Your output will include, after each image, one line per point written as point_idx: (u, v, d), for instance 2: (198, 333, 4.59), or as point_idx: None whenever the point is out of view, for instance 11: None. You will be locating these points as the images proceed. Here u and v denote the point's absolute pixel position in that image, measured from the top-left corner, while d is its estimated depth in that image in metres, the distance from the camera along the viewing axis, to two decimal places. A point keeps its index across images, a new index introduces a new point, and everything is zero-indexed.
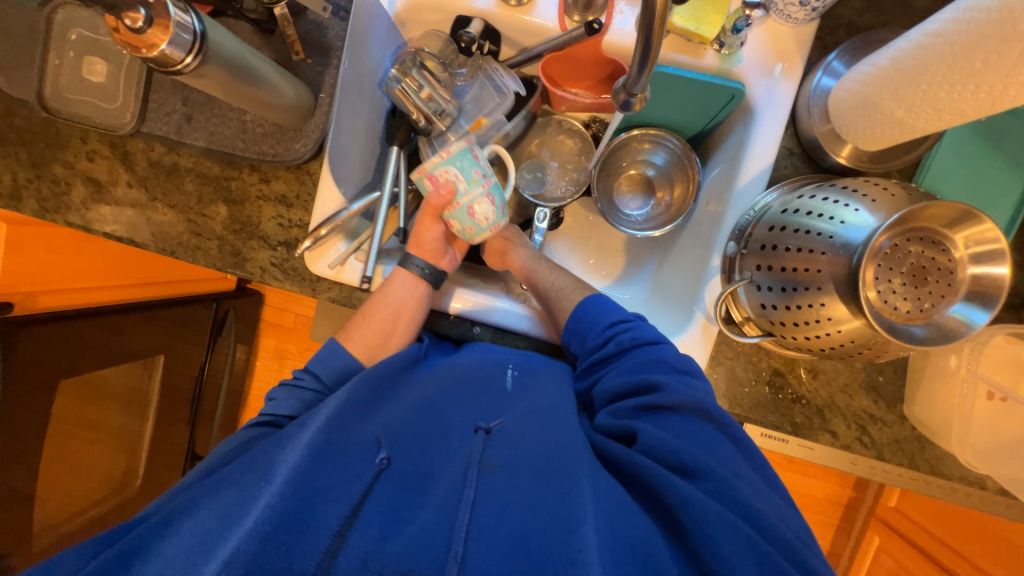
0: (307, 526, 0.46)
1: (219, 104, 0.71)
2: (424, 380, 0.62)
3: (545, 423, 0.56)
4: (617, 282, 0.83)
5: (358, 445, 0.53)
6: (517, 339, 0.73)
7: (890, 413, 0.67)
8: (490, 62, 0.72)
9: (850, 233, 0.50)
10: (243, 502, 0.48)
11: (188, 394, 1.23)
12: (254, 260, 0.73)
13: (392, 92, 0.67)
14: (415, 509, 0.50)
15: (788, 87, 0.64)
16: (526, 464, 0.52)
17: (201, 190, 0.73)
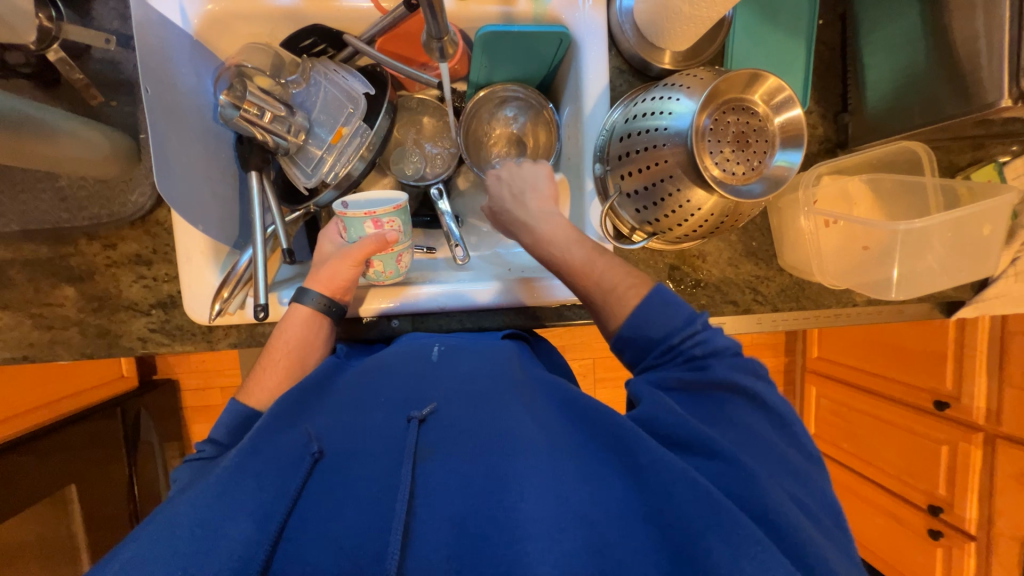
0: (225, 539, 0.43)
1: (23, 178, 0.62)
2: (354, 381, 0.60)
3: (483, 403, 0.55)
4: None
5: (287, 450, 0.50)
6: (438, 318, 0.75)
7: (770, 269, 0.77)
8: (325, 62, 0.70)
9: (678, 121, 0.56)
10: (142, 535, 0.43)
11: (76, 521, 1.13)
12: (130, 333, 0.66)
13: (231, 120, 0.64)
14: (342, 504, 0.46)
15: (600, 16, 0.69)
16: (469, 423, 0.52)
17: (39, 278, 0.64)
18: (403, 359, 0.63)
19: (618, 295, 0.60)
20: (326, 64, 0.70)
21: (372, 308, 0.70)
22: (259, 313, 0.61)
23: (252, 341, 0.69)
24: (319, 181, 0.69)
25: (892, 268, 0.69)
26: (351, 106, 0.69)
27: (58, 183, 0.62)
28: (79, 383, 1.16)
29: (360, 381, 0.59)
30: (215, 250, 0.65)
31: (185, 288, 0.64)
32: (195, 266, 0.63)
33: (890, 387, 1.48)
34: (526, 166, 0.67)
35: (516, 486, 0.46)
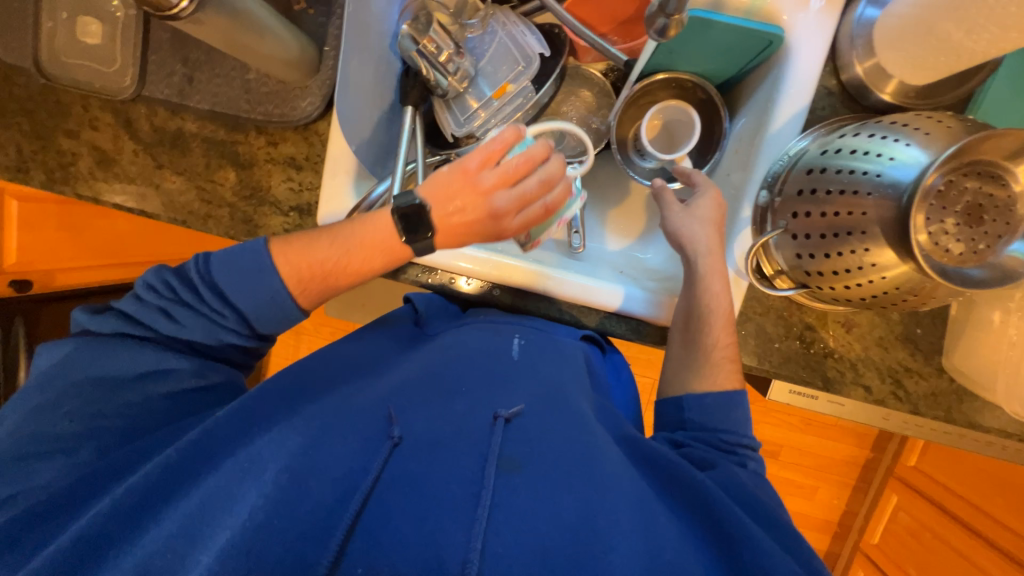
0: (308, 509, 0.42)
1: (221, 64, 0.68)
2: (433, 356, 0.59)
3: (567, 424, 0.51)
4: (639, 242, 0.79)
5: (365, 426, 0.48)
6: (539, 300, 0.71)
7: (925, 365, 0.65)
8: (506, 14, 0.67)
9: (897, 172, 0.47)
10: (222, 494, 0.43)
11: None
12: (267, 227, 0.71)
13: (409, 53, 0.64)
14: (426, 509, 0.42)
15: (829, 23, 0.59)
16: (550, 443, 0.49)
17: (210, 156, 0.70)
18: (478, 340, 0.61)
19: (718, 361, 0.60)
20: (508, 15, 0.67)
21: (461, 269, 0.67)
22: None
23: None
24: (468, 133, 0.68)
25: None
26: (522, 63, 0.66)
27: (247, 74, 0.67)
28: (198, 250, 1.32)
29: (433, 359, 0.58)
30: (358, 172, 0.68)
31: (324, 202, 0.67)
32: (338, 183, 0.67)
33: (999, 534, 1.27)
34: (702, 201, 0.62)
35: (600, 529, 0.43)
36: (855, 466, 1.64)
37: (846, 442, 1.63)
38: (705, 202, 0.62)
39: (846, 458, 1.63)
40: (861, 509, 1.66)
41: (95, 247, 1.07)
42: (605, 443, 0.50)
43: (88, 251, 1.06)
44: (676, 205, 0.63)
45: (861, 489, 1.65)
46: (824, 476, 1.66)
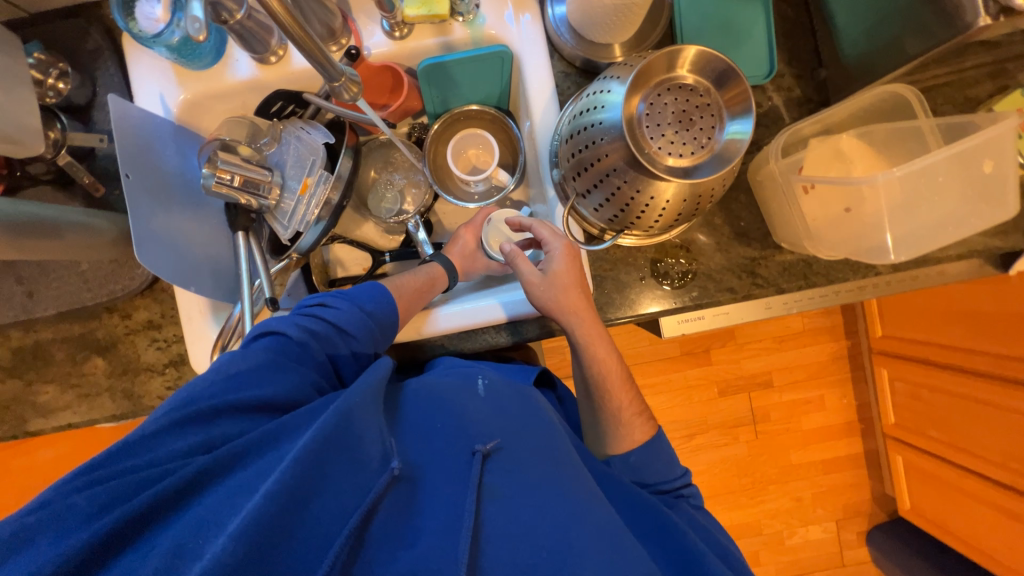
0: (307, 530, 0.43)
1: (52, 268, 0.71)
2: (412, 391, 0.61)
3: (546, 458, 0.57)
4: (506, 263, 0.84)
5: (369, 449, 0.49)
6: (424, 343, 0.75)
7: (767, 249, 0.71)
8: (292, 122, 0.76)
9: (611, 114, 0.54)
10: (229, 504, 0.42)
11: None
12: (150, 392, 0.73)
13: (211, 189, 0.70)
14: (413, 537, 0.48)
15: (536, 27, 0.69)
16: (530, 477, 0.55)
17: (75, 353, 0.73)
18: (449, 380, 0.63)
19: (629, 420, 0.68)
20: (294, 123, 0.76)
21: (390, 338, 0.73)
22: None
23: None
24: (297, 230, 0.73)
25: (884, 234, 0.60)
26: (318, 155, 0.73)
27: (81, 266, 0.71)
28: None
29: (420, 397, 0.60)
30: (213, 308, 0.72)
31: (190, 345, 0.71)
32: (196, 324, 0.71)
33: (972, 360, 1.29)
34: (557, 262, 0.65)
35: (577, 548, 0.50)
36: (843, 359, 1.68)
37: (823, 343, 1.66)
38: (558, 265, 0.65)
39: (831, 356, 1.67)
40: (871, 397, 1.68)
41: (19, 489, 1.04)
42: (577, 471, 0.58)
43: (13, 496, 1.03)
44: (534, 275, 0.66)
45: (860, 377, 1.68)
46: (822, 382, 1.67)
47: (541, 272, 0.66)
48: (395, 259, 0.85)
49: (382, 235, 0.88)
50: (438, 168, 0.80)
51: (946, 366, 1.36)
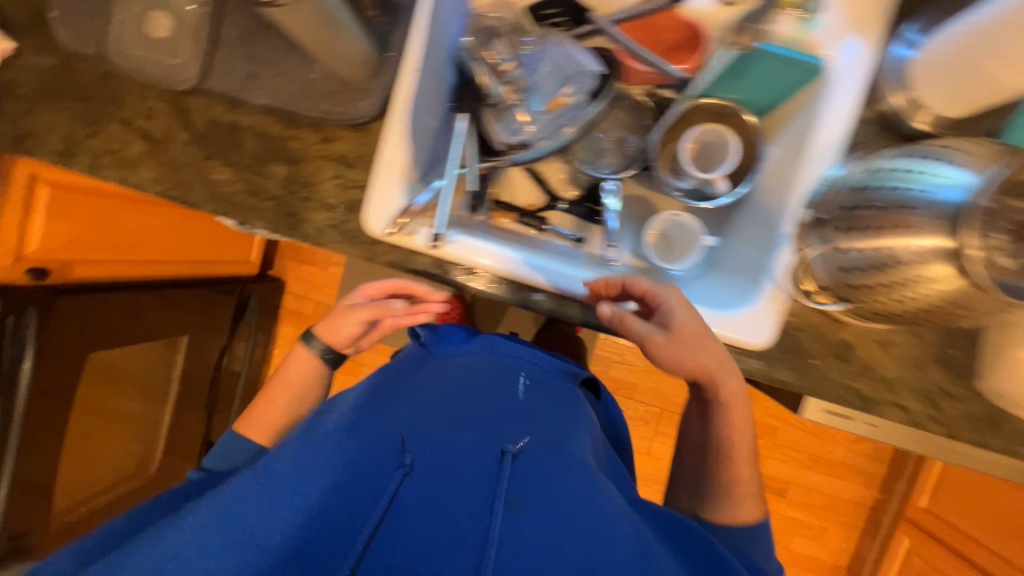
0: (326, 551, 0.40)
1: (283, 63, 0.70)
2: (436, 386, 0.61)
3: (569, 468, 0.51)
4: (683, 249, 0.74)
5: (384, 448, 0.49)
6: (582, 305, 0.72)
7: (961, 388, 0.66)
8: (556, 33, 0.72)
9: (948, 190, 0.49)
10: (255, 506, 0.44)
11: (172, 381, 1.31)
12: (312, 222, 0.72)
13: (471, 63, 0.71)
14: (434, 538, 0.42)
15: (867, 59, 0.64)
16: (544, 475, 0.50)
17: (262, 150, 0.72)
18: (464, 382, 0.63)
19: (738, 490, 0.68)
20: (560, 36, 0.71)
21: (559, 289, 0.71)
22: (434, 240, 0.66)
23: (406, 266, 0.72)
24: (521, 139, 0.71)
25: None
26: (578, 78, 0.70)
27: (309, 73, 0.69)
28: (198, 253, 1.37)
29: (446, 392, 0.60)
30: (406, 171, 0.69)
31: (374, 199, 0.68)
32: (390, 182, 0.68)
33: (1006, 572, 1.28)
34: (683, 313, 0.64)
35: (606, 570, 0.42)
36: (863, 507, 1.68)
37: (853, 481, 1.68)
38: (682, 318, 0.64)
39: (855, 499, 1.68)
40: (870, 554, 1.66)
41: (103, 240, 1.08)
42: (609, 492, 0.51)
43: (98, 244, 1.07)
44: (656, 334, 0.63)
45: (870, 531, 1.67)
46: (833, 518, 1.69)
47: (662, 328, 0.64)
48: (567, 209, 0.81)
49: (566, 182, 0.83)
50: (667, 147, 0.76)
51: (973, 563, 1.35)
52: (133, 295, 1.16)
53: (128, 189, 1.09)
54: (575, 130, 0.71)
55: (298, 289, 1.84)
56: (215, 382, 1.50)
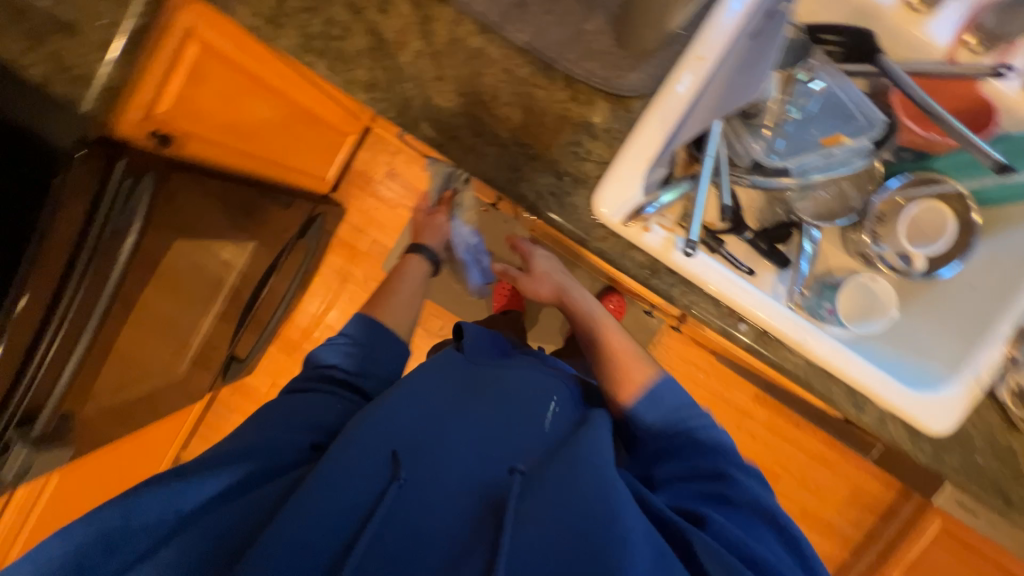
0: (335, 523, 0.57)
1: (556, 3, 0.63)
2: (434, 396, 0.75)
3: (571, 472, 0.63)
4: (870, 316, 0.76)
5: (375, 455, 0.64)
6: (782, 347, 0.70)
7: None
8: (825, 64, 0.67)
9: None
10: (245, 513, 0.62)
11: (224, 288, 1.20)
12: (533, 183, 0.66)
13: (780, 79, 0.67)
14: (421, 519, 0.60)
15: None
16: (557, 464, 0.65)
17: (501, 89, 0.65)
18: (449, 396, 0.76)
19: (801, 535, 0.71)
20: (829, 63, 0.66)
21: (767, 325, 0.67)
22: (686, 249, 0.64)
23: (620, 259, 0.68)
24: (783, 167, 0.67)
25: None
26: (862, 122, 0.66)
27: (584, 24, 0.63)
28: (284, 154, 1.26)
29: (477, 413, 0.72)
30: (654, 163, 0.64)
31: (617, 182, 0.63)
32: (636, 169, 0.63)
33: None
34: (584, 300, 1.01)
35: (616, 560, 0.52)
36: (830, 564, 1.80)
37: (829, 540, 1.79)
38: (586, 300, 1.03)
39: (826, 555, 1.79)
40: None
41: (212, 116, 0.97)
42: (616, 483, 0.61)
43: (205, 118, 0.96)
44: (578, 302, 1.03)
45: None
46: None
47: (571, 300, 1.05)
48: (745, 238, 0.79)
49: (749, 210, 0.81)
50: (885, 212, 0.77)
51: None
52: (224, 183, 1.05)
53: (260, 69, 0.98)
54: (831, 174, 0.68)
55: (355, 220, 1.74)
56: (254, 295, 1.37)
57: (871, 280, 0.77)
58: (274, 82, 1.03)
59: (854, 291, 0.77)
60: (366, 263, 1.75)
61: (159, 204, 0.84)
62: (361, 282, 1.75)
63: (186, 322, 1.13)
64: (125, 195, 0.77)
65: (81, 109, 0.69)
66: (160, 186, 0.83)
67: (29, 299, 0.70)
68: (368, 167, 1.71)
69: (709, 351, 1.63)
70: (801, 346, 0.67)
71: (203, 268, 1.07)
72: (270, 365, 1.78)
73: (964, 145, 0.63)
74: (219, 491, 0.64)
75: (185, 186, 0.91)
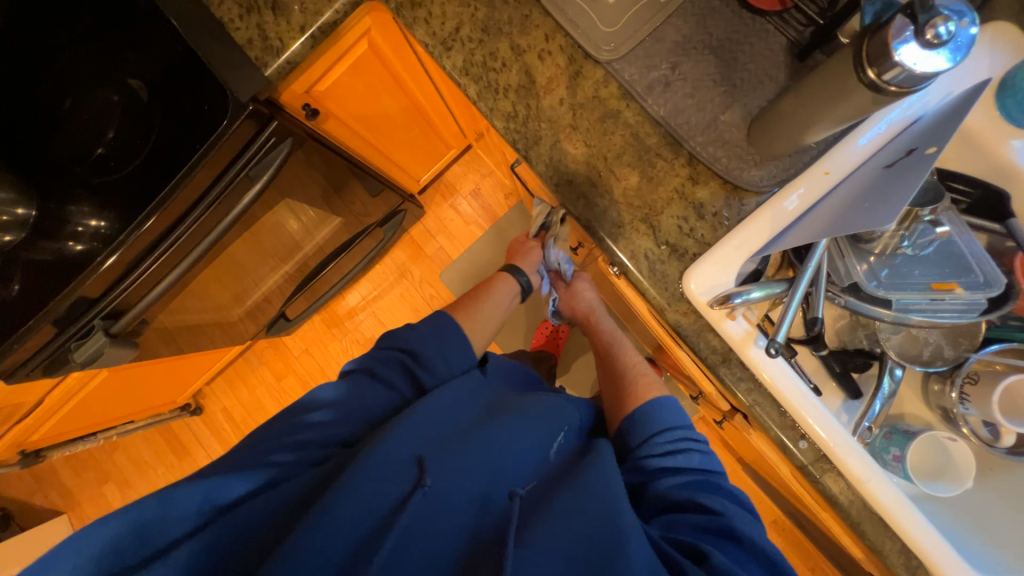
0: (343, 524, 0.48)
1: (700, 90, 0.68)
2: (455, 396, 0.68)
3: (596, 520, 0.54)
4: (940, 476, 0.72)
5: (397, 457, 0.55)
6: (837, 479, 0.67)
7: None
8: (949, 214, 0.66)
9: None
10: (274, 507, 0.53)
11: (299, 251, 1.29)
12: (630, 242, 0.68)
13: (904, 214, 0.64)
14: (435, 542, 0.52)
15: None
16: (559, 502, 0.57)
17: (626, 151, 0.69)
18: (475, 403, 0.69)
19: None
20: (952, 213, 0.66)
21: (833, 453, 0.64)
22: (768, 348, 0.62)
23: (693, 340, 0.68)
24: (882, 298, 0.65)
25: None
26: (979, 278, 0.63)
27: (720, 114, 0.67)
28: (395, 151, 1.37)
29: (495, 423, 0.64)
30: (753, 257, 0.65)
31: (710, 263, 0.65)
32: (732, 257, 0.65)
33: None
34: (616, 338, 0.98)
35: None
36: None
37: None
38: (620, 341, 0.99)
39: None
40: None
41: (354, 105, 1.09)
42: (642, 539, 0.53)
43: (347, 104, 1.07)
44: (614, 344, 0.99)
45: None
46: None
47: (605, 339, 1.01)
48: (821, 355, 0.77)
49: (831, 328, 0.79)
50: (978, 373, 0.73)
51: None
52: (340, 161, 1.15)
53: (407, 77, 1.09)
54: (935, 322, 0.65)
55: (430, 224, 1.83)
56: (324, 265, 1.46)
57: (948, 438, 0.72)
58: (411, 88, 1.14)
59: (930, 446, 0.72)
60: (426, 266, 1.83)
61: (287, 166, 0.94)
62: (416, 281, 1.83)
63: (259, 272, 1.22)
64: (265, 152, 0.86)
65: (262, 73, 0.80)
66: (294, 151, 0.93)
67: (152, 223, 0.80)
68: (457, 181, 1.81)
69: (735, 457, 1.54)
70: (865, 487, 0.63)
71: (289, 229, 1.17)
72: (309, 331, 1.86)
73: None
74: (235, 502, 0.54)
75: (310, 155, 1.01)
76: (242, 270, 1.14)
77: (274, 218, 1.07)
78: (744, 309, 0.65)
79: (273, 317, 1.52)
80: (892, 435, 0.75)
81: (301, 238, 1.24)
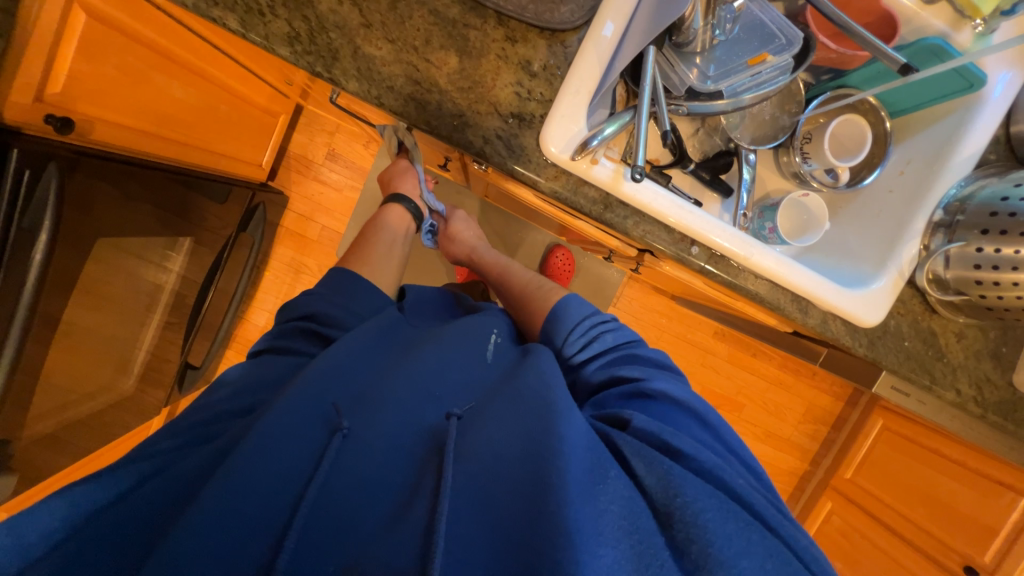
0: (263, 493, 0.50)
1: None
2: (370, 343, 0.69)
3: (522, 404, 0.59)
4: (810, 227, 0.82)
5: (313, 410, 0.57)
6: (731, 266, 0.74)
7: (1001, 378, 0.79)
8: None
9: None
10: (167, 498, 0.51)
11: (165, 296, 1.12)
12: (478, 128, 0.64)
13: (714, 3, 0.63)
14: (369, 479, 0.54)
15: (1015, 88, 0.73)
16: (497, 407, 0.60)
17: (433, 33, 0.62)
18: (394, 350, 0.72)
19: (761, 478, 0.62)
20: None
21: (719, 247, 0.71)
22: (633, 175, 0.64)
23: (573, 197, 0.68)
24: (716, 91, 0.70)
25: None
26: (783, 41, 0.68)
27: None
28: (210, 138, 1.16)
29: (415, 359, 0.67)
30: (595, 96, 0.64)
31: (560, 116, 0.63)
32: (576, 103, 0.64)
33: (899, 523, 1.59)
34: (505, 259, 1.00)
35: (562, 487, 0.48)
36: (794, 476, 1.97)
37: (792, 455, 1.95)
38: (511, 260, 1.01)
39: (790, 469, 1.95)
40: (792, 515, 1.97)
41: (120, 99, 0.89)
42: (570, 406, 0.58)
43: (108, 101, 0.87)
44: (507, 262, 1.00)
45: (795, 497, 1.97)
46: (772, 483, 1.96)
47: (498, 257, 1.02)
48: (691, 171, 0.81)
49: (690, 139, 0.82)
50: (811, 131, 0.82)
51: (870, 513, 1.70)
52: (146, 171, 0.96)
53: (168, 42, 0.90)
54: (758, 96, 0.72)
55: (300, 207, 1.65)
56: (203, 296, 1.29)
57: (804, 195, 0.81)
58: (185, 57, 0.95)
59: (790, 206, 0.83)
60: (319, 252, 1.68)
61: (69, 198, 0.77)
62: (315, 271, 1.68)
63: (128, 335, 1.05)
64: (26, 190, 0.69)
65: None
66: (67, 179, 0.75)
67: None
68: (306, 150, 1.62)
69: (669, 297, 1.70)
70: (753, 261, 0.71)
71: (139, 272, 1.00)
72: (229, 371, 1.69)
73: (874, 55, 0.67)
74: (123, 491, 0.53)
75: (95, 176, 0.83)
76: (102, 337, 0.96)
77: (111, 263, 0.90)
78: (600, 149, 0.66)
79: (177, 374, 1.35)
80: (763, 214, 0.83)
81: (158, 281, 1.08)
